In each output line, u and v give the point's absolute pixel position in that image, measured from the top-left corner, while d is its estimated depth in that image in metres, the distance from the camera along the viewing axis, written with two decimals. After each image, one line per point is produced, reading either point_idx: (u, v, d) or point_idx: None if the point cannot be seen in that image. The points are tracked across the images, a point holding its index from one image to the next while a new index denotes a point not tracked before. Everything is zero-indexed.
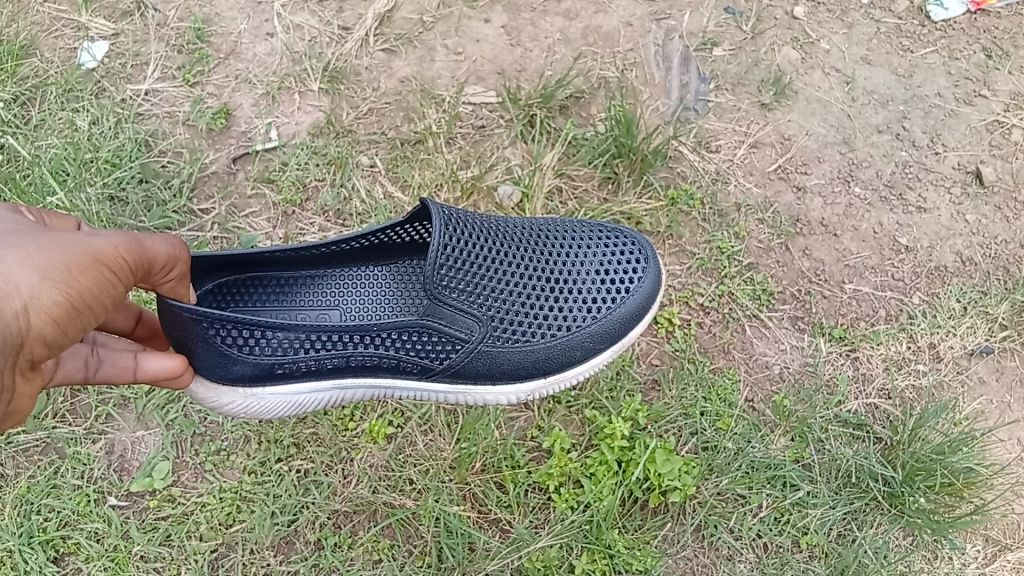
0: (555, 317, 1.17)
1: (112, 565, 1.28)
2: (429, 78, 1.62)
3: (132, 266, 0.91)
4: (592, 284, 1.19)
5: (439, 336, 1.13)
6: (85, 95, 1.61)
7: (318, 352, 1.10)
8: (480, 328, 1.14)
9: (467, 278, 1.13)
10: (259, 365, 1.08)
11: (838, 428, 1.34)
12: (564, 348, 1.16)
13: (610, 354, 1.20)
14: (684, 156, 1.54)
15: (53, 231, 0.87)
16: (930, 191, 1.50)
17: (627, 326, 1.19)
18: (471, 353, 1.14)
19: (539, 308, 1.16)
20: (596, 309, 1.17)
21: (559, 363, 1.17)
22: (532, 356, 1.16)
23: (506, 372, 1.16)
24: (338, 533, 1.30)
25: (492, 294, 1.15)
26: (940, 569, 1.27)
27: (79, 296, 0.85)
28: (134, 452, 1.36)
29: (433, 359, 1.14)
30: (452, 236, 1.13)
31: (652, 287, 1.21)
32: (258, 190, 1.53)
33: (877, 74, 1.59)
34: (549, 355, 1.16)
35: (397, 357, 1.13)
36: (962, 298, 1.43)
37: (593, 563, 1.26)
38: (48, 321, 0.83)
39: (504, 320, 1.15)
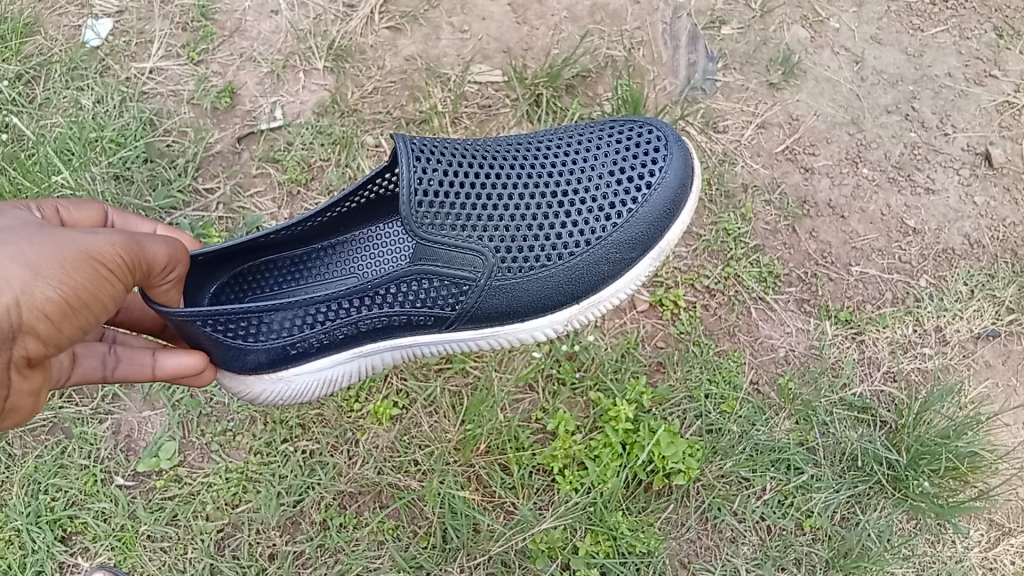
0: (571, 237, 1.12)
1: (120, 544, 1.30)
2: (434, 57, 1.61)
3: (131, 266, 0.90)
4: (610, 184, 1.13)
5: (441, 280, 1.10)
6: (89, 73, 1.60)
7: (324, 324, 1.08)
8: (487, 265, 1.11)
9: (457, 215, 1.10)
10: (270, 350, 1.07)
11: (844, 411, 1.34)
12: (585, 265, 1.12)
13: (642, 262, 1.15)
14: (692, 137, 1.52)
15: (52, 229, 0.87)
16: (939, 173, 1.49)
17: (653, 227, 1.13)
18: (483, 291, 1.11)
19: (552, 234, 1.12)
20: (613, 213, 1.12)
21: (585, 283, 1.14)
22: (553, 284, 1.13)
23: (529, 304, 1.14)
24: (344, 514, 1.31)
25: (495, 230, 1.11)
26: (943, 552, 1.28)
27: (72, 294, 0.85)
28: (140, 432, 1.36)
29: (445, 306, 1.12)
30: (427, 168, 1.09)
31: (675, 177, 1.13)
32: (263, 170, 1.53)
33: (887, 53, 1.57)
34: (568, 278, 1.13)
35: (409, 313, 1.11)
36: (969, 281, 1.42)
37: (597, 545, 1.27)
38: (40, 318, 0.83)
39: (513, 250, 1.11)
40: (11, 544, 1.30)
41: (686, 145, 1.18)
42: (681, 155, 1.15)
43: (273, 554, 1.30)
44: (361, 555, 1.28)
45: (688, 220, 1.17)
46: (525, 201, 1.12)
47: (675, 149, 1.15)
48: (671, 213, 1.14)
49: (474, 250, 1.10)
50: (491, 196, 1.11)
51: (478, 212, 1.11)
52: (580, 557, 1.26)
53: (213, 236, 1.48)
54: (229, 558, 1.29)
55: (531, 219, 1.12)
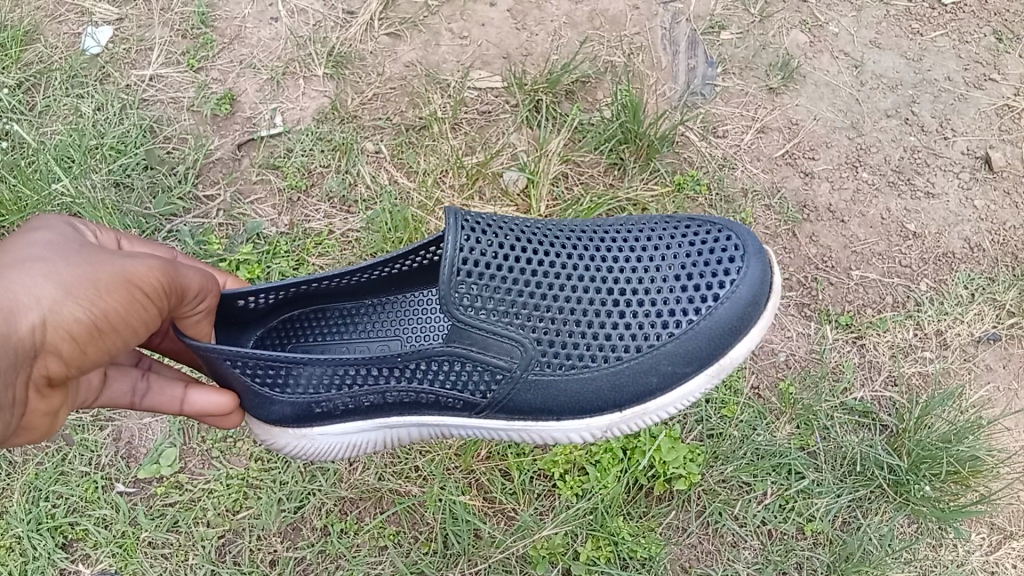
0: (627, 333, 1.03)
1: (120, 551, 1.29)
2: (434, 63, 1.61)
3: (166, 292, 0.89)
4: (675, 290, 1.04)
5: (476, 366, 1.02)
6: (90, 81, 1.61)
7: (350, 389, 1.04)
8: (528, 354, 1.02)
9: (502, 298, 1.02)
10: (296, 405, 1.04)
11: (844, 415, 1.34)
12: (633, 374, 1.03)
13: (697, 378, 1.04)
14: (691, 142, 1.52)
15: (90, 251, 0.87)
16: (938, 177, 1.49)
17: (716, 344, 1.02)
18: (517, 384, 1.04)
19: (609, 326, 1.03)
20: (671, 323, 1.02)
21: (630, 390, 1.04)
22: (596, 387, 1.03)
23: (565, 402, 1.05)
24: (345, 520, 1.31)
25: (542, 315, 1.03)
26: (944, 557, 1.28)
27: (103, 316, 0.84)
28: (142, 439, 1.37)
29: (474, 394, 1.04)
30: (476, 247, 1.02)
31: (747, 295, 1.02)
32: (263, 176, 1.53)
33: (886, 58, 1.57)
34: (614, 382, 1.03)
35: (438, 392, 1.05)
36: (969, 285, 1.42)
37: (598, 550, 1.26)
38: (67, 337, 0.83)
39: (558, 343, 1.03)
40: (12, 551, 1.30)
41: (764, 250, 1.08)
42: (755, 279, 1.03)
43: (274, 561, 1.29)
44: (362, 562, 1.28)
45: (754, 343, 1.05)
46: (583, 284, 1.04)
47: (755, 253, 1.05)
48: (738, 329, 1.03)
49: (518, 335, 1.02)
50: (547, 270, 1.04)
51: (526, 288, 1.03)
52: (581, 563, 1.26)
53: (213, 242, 1.47)
54: (230, 564, 1.29)
55: (587, 296, 1.04)
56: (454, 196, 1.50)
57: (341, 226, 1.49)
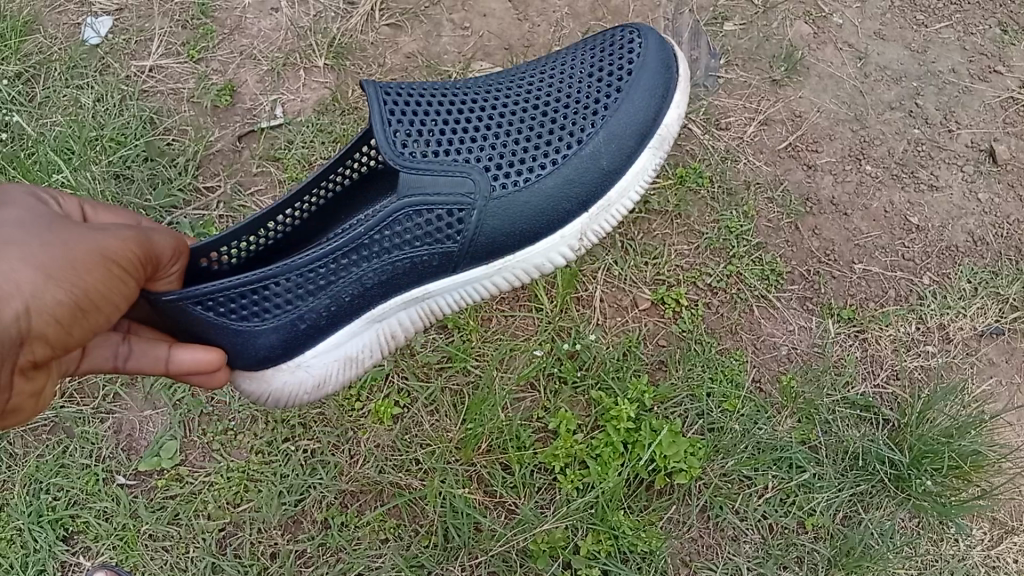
0: (561, 132, 1.13)
1: (121, 543, 1.30)
2: (435, 54, 1.60)
3: (141, 260, 0.90)
4: (590, 85, 1.15)
5: (436, 210, 1.08)
6: (89, 72, 1.60)
7: (326, 290, 1.06)
8: (481, 183, 1.10)
9: (437, 143, 1.10)
10: (279, 329, 1.06)
11: (846, 410, 1.34)
12: (582, 166, 1.12)
13: (644, 155, 1.15)
14: (693, 134, 1.52)
15: (58, 224, 0.85)
16: (942, 169, 1.48)
17: (651, 113, 1.14)
18: (481, 214, 1.10)
19: (544, 140, 1.12)
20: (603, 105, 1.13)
21: (587, 180, 1.12)
22: (552, 192, 1.11)
23: (533, 206, 1.11)
24: (345, 513, 1.31)
25: (483, 151, 1.11)
26: (946, 551, 1.27)
27: (86, 295, 0.84)
28: (142, 431, 1.36)
29: (445, 241, 1.10)
30: (392, 101, 1.10)
31: (649, 87, 1.14)
32: (263, 168, 1.52)
33: (890, 50, 1.56)
34: (568, 179, 1.12)
35: (410, 256, 1.09)
36: (973, 279, 1.42)
37: (599, 544, 1.26)
38: (52, 321, 0.83)
39: (505, 167, 1.11)
40: (13, 543, 1.30)
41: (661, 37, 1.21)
42: (661, 47, 1.18)
43: (275, 553, 1.30)
44: (362, 554, 1.28)
45: (682, 109, 1.18)
46: (511, 126, 1.13)
47: (655, 39, 1.18)
48: (662, 100, 1.16)
49: (466, 168, 1.09)
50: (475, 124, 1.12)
51: (462, 138, 1.11)
52: (581, 557, 1.26)
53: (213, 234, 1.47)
54: (231, 557, 1.29)
55: (519, 138, 1.12)
56: None
57: None
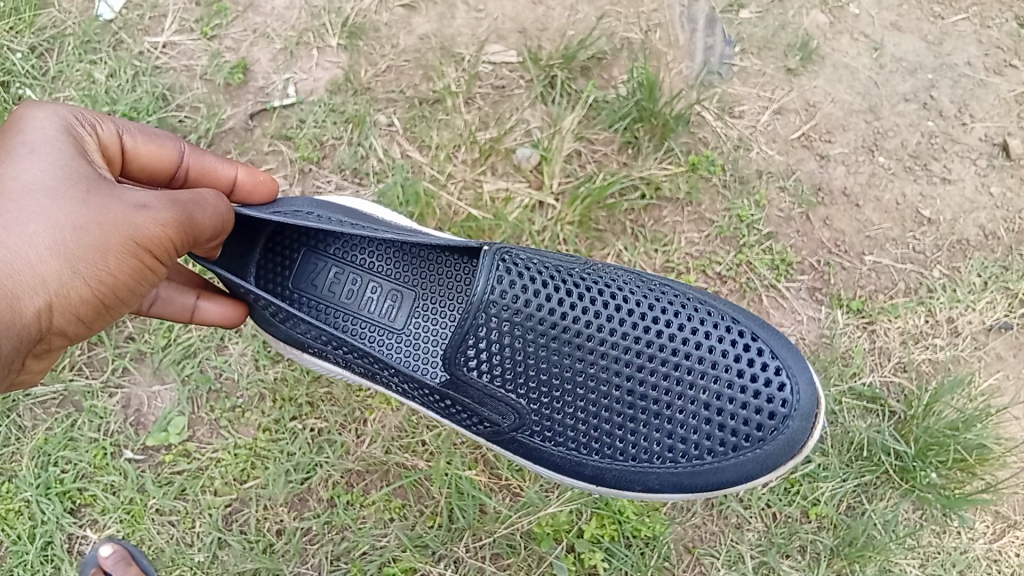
0: (631, 421, 1.15)
1: (128, 517, 1.31)
2: (448, 36, 1.58)
3: (177, 244, 0.93)
4: (695, 381, 1.15)
5: (484, 416, 1.17)
6: (102, 47, 1.59)
7: (342, 346, 1.14)
8: (522, 416, 1.16)
9: (510, 370, 1.13)
10: (290, 337, 1.15)
11: (852, 400, 1.34)
12: (629, 472, 1.17)
13: (697, 489, 1.17)
14: (707, 122, 1.51)
15: (98, 201, 0.89)
16: (955, 163, 1.48)
17: (717, 484, 1.16)
18: (504, 437, 1.18)
19: (623, 419, 1.15)
20: (686, 430, 1.15)
21: (612, 471, 1.18)
22: (579, 458, 1.18)
23: (544, 463, 1.19)
24: (351, 492, 1.31)
25: (545, 389, 1.15)
26: (947, 543, 1.28)
27: (113, 284, 0.91)
28: (150, 407, 1.36)
29: (476, 426, 1.18)
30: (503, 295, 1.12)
31: (727, 479, 1.15)
32: (275, 147, 1.54)
33: (907, 41, 1.53)
34: (600, 459, 1.17)
35: (442, 413, 1.18)
36: (983, 273, 1.41)
37: (603, 528, 1.27)
38: (80, 308, 0.89)
39: (569, 404, 1.15)
40: (21, 514, 1.32)
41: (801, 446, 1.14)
42: (789, 444, 1.14)
43: (281, 530, 1.31)
44: (368, 533, 1.30)
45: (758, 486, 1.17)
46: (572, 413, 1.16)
47: (803, 410, 1.14)
48: (744, 467, 1.14)
49: (514, 403, 1.14)
50: (572, 373, 1.14)
51: (548, 383, 1.14)
52: (585, 540, 1.27)
53: None
54: (237, 533, 1.31)
55: (606, 399, 1.15)
56: (465, 171, 1.51)
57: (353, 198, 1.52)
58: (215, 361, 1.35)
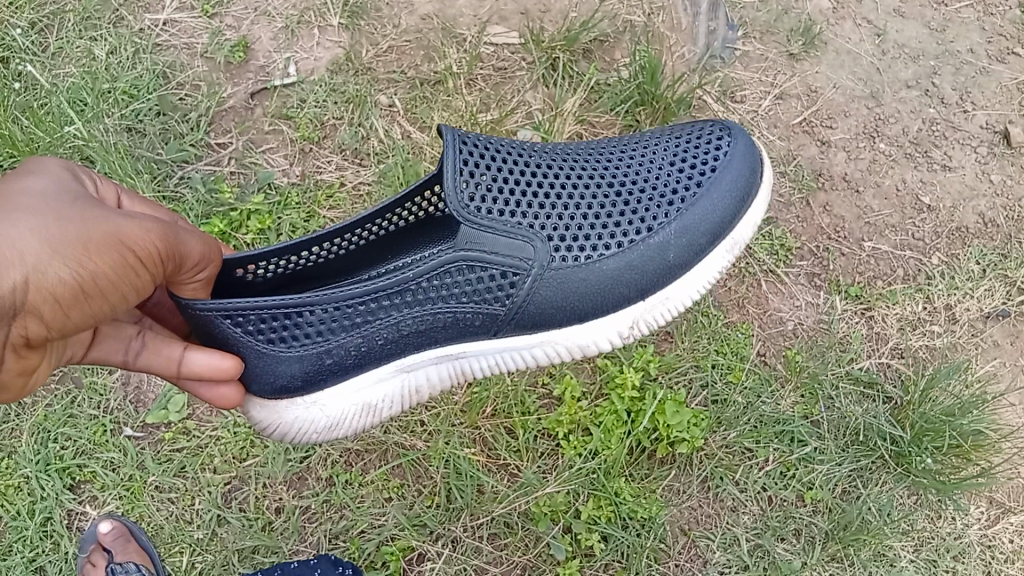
0: (641, 224, 1.05)
1: (128, 493, 1.31)
2: (450, 17, 1.59)
3: (162, 257, 0.88)
4: (669, 179, 1.07)
5: (491, 269, 1.02)
6: (103, 24, 1.59)
7: (359, 327, 1.01)
8: (540, 251, 1.03)
9: (507, 202, 1.02)
10: (302, 358, 1.01)
11: (849, 386, 1.35)
12: (647, 261, 1.05)
13: (715, 253, 1.08)
14: (707, 106, 1.51)
15: (86, 206, 0.85)
16: (955, 150, 1.48)
17: (725, 215, 1.07)
18: (536, 283, 1.03)
19: (623, 230, 1.05)
20: (681, 203, 1.06)
21: (651, 280, 1.05)
22: (616, 280, 1.04)
23: (585, 304, 1.05)
24: (350, 471, 1.32)
25: (550, 219, 1.04)
26: (942, 528, 1.29)
27: (90, 281, 0.83)
28: (149, 384, 1.37)
29: (492, 303, 1.03)
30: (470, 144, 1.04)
31: (731, 187, 1.07)
32: (276, 126, 1.53)
33: (909, 27, 1.55)
34: (633, 273, 1.05)
35: (454, 309, 1.03)
36: (981, 261, 1.41)
37: (600, 510, 1.28)
38: (51, 299, 0.81)
39: (569, 239, 1.04)
40: (21, 490, 1.32)
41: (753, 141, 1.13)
42: (745, 151, 1.10)
43: (280, 508, 1.31)
44: (366, 512, 1.30)
45: (755, 223, 1.11)
46: (586, 237, 1.04)
47: (739, 133, 1.11)
48: (735, 211, 1.07)
49: (526, 229, 1.03)
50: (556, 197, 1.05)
51: (537, 212, 1.03)
52: (581, 521, 1.27)
53: (225, 191, 1.47)
54: (236, 510, 1.31)
55: (602, 228, 1.04)
56: None
57: (352, 179, 1.48)
58: None
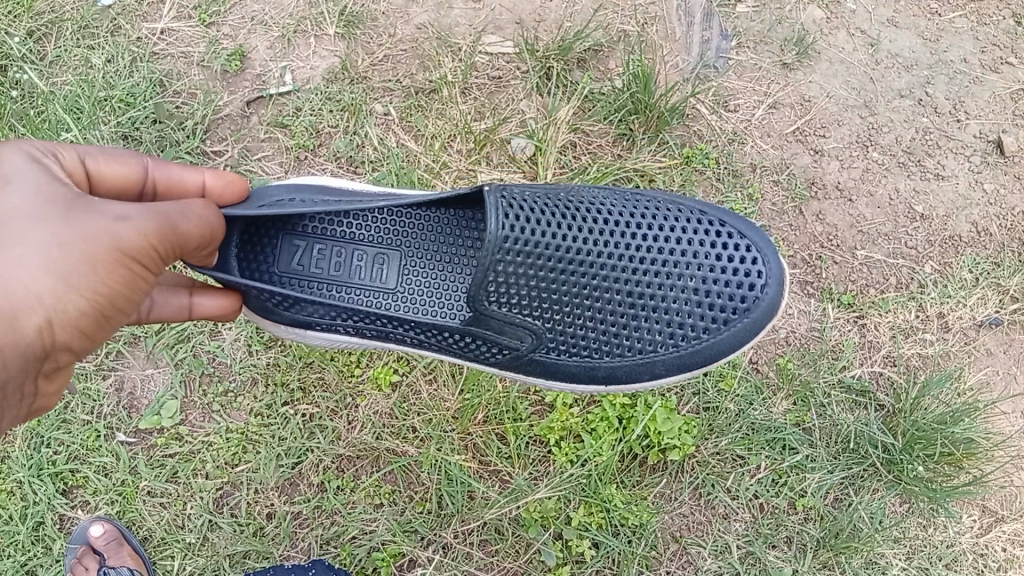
0: (633, 336, 1.15)
1: (120, 498, 1.32)
2: (446, 27, 1.59)
3: (162, 252, 0.89)
4: (681, 301, 1.15)
5: (487, 344, 1.14)
6: (100, 33, 1.59)
7: (357, 321, 1.13)
8: (536, 338, 1.14)
9: (525, 294, 1.12)
10: (298, 321, 1.13)
11: (841, 393, 1.35)
12: (625, 372, 1.17)
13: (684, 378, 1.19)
14: (701, 115, 1.51)
15: (79, 215, 0.85)
16: (949, 159, 1.48)
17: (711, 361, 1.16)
18: (522, 361, 1.16)
19: (616, 325, 1.15)
20: (680, 340, 1.15)
21: (621, 379, 1.18)
22: (590, 372, 1.17)
23: (560, 379, 1.18)
24: (341, 477, 1.32)
25: (555, 309, 1.14)
26: (934, 536, 1.29)
27: (105, 296, 0.86)
28: (143, 390, 1.37)
29: (478, 360, 1.17)
30: (516, 234, 1.10)
31: (726, 346, 1.15)
32: (271, 134, 1.54)
33: (903, 37, 1.54)
34: (607, 371, 1.17)
35: (441, 352, 1.17)
36: (974, 269, 1.42)
37: (590, 516, 1.28)
38: (76, 326, 0.85)
39: (564, 331, 1.15)
40: (13, 495, 1.32)
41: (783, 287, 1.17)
42: (770, 308, 1.15)
43: (271, 514, 1.32)
44: (357, 518, 1.30)
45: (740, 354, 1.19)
46: (580, 330, 1.15)
47: (775, 280, 1.16)
48: (728, 352, 1.16)
49: (532, 326, 1.13)
50: (572, 288, 1.14)
51: (546, 303, 1.13)
52: (572, 527, 1.28)
53: None
54: (227, 515, 1.31)
55: (596, 328, 1.15)
56: (460, 160, 1.51)
57: None
58: (209, 346, 1.36)
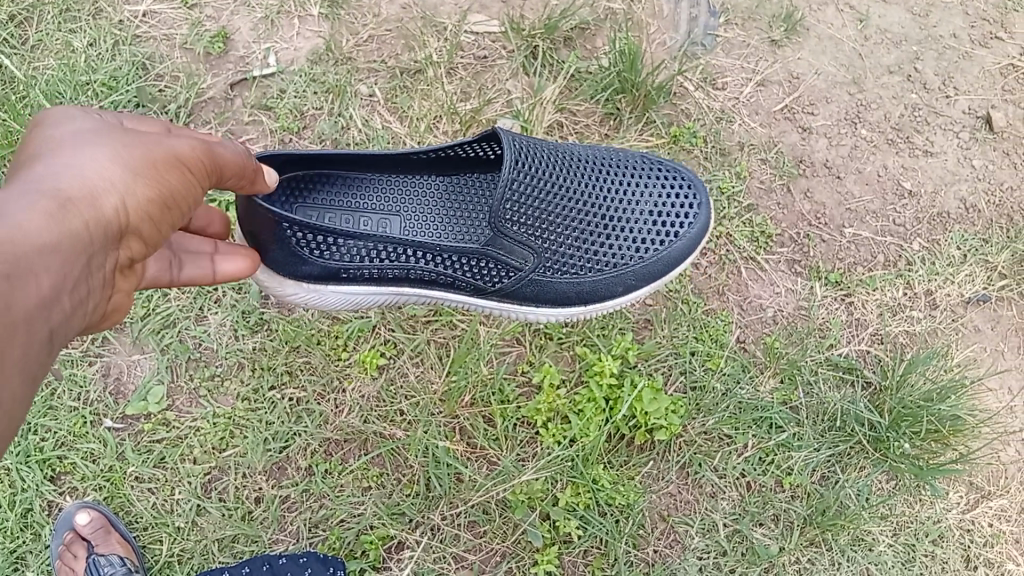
0: (609, 253, 1.19)
1: (108, 484, 1.32)
2: (431, 6, 1.58)
3: (209, 169, 0.86)
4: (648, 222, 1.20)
5: (494, 263, 1.16)
6: (82, 15, 1.57)
7: (382, 262, 1.14)
8: (533, 258, 1.17)
9: (521, 215, 1.15)
10: (325, 268, 1.11)
11: (828, 371, 1.35)
12: (606, 287, 1.19)
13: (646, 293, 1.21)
14: (689, 92, 1.50)
15: (128, 131, 0.82)
16: (938, 135, 1.48)
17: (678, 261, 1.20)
18: (523, 280, 1.17)
19: (597, 243, 1.19)
20: (647, 247, 1.19)
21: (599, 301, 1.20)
22: (579, 292, 1.19)
23: (553, 297, 1.19)
24: (329, 460, 1.33)
25: (546, 230, 1.16)
26: (921, 513, 1.30)
27: (168, 195, 0.81)
28: (129, 375, 1.37)
29: (485, 284, 1.17)
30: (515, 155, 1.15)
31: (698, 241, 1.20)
32: (255, 117, 1.52)
33: (892, 12, 1.53)
34: (588, 293, 1.19)
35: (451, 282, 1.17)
36: (962, 246, 1.42)
37: (577, 497, 1.29)
38: (145, 217, 0.79)
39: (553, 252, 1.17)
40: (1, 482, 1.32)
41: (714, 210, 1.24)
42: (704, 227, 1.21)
43: (259, 498, 1.32)
44: (345, 501, 1.30)
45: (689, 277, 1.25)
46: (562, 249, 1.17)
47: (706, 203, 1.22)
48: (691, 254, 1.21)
49: (530, 244, 1.16)
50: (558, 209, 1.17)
51: (535, 223, 1.16)
52: (559, 508, 1.28)
53: None
54: (215, 500, 1.31)
55: (579, 251, 1.18)
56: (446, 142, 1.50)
57: None
58: (195, 331, 1.37)
